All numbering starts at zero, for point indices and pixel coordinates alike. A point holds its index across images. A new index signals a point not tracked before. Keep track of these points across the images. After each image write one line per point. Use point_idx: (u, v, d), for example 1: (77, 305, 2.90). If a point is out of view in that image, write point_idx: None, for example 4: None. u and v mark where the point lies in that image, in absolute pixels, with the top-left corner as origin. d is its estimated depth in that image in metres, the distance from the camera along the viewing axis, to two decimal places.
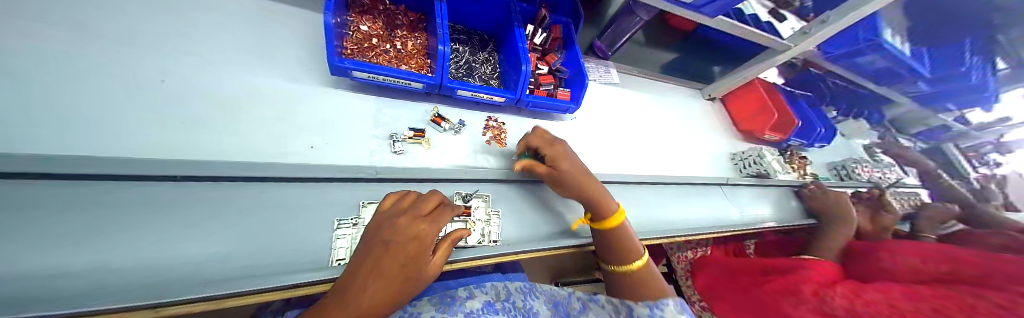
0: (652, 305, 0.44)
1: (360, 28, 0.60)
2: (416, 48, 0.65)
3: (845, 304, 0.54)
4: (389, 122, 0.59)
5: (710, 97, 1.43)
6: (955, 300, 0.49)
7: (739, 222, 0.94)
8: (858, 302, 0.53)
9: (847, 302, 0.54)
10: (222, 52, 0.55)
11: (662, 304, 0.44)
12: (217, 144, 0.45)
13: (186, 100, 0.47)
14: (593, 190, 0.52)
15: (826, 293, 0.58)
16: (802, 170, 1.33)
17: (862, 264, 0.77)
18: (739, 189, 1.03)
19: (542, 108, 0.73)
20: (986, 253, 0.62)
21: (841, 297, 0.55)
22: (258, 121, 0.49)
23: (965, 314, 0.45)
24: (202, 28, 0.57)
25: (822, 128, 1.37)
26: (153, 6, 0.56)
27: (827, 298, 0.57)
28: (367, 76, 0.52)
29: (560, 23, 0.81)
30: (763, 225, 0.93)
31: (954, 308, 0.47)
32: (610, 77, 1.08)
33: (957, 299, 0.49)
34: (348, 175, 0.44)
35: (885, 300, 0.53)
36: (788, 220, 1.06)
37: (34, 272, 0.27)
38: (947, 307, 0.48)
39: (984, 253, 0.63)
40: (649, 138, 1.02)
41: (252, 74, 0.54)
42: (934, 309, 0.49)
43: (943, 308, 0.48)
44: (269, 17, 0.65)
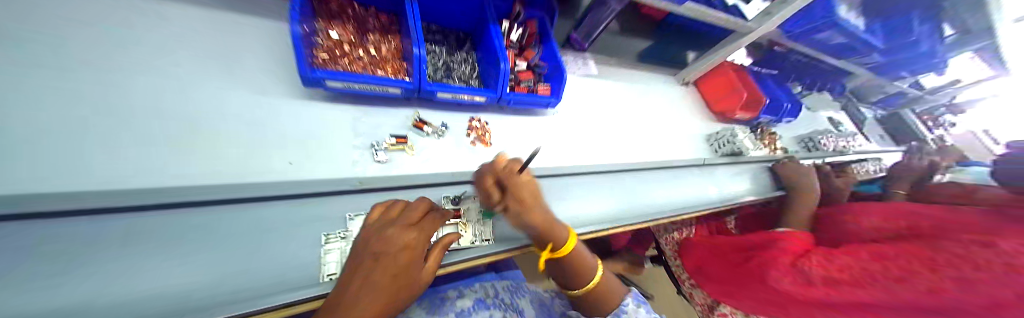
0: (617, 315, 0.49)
1: (330, 34, 0.58)
2: (391, 53, 0.64)
3: (821, 272, 0.56)
4: (370, 131, 0.58)
5: (685, 81, 1.48)
6: (917, 254, 0.49)
7: (716, 199, 0.99)
8: (830, 267, 0.56)
9: (822, 270, 0.56)
10: (183, 68, 0.52)
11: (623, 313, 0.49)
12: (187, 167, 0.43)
13: (145, 122, 0.44)
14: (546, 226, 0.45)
15: (801, 263, 0.59)
16: (773, 146, 1.41)
17: (828, 229, 0.84)
18: (715, 168, 1.08)
19: (524, 104, 0.73)
20: (948, 208, 0.64)
21: (816, 265, 0.57)
22: (229, 139, 0.47)
23: (931, 268, 0.46)
24: (157, 44, 0.53)
25: (788, 104, 1.45)
26: (94, 21, 0.51)
27: (803, 266, 0.58)
28: (343, 85, 0.51)
29: (534, 18, 0.81)
30: (740, 200, 0.99)
31: (916, 261, 0.49)
32: (588, 69, 1.10)
33: (917, 253, 0.49)
34: (332, 188, 0.44)
35: (855, 262, 0.54)
36: (763, 194, 1.12)
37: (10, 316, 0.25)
38: (908, 259, 0.50)
39: (944, 208, 0.65)
40: (629, 126, 1.06)
41: (219, 91, 0.52)
42: (901, 267, 0.49)
43: (908, 263, 0.49)
44: (231, 28, 0.61)
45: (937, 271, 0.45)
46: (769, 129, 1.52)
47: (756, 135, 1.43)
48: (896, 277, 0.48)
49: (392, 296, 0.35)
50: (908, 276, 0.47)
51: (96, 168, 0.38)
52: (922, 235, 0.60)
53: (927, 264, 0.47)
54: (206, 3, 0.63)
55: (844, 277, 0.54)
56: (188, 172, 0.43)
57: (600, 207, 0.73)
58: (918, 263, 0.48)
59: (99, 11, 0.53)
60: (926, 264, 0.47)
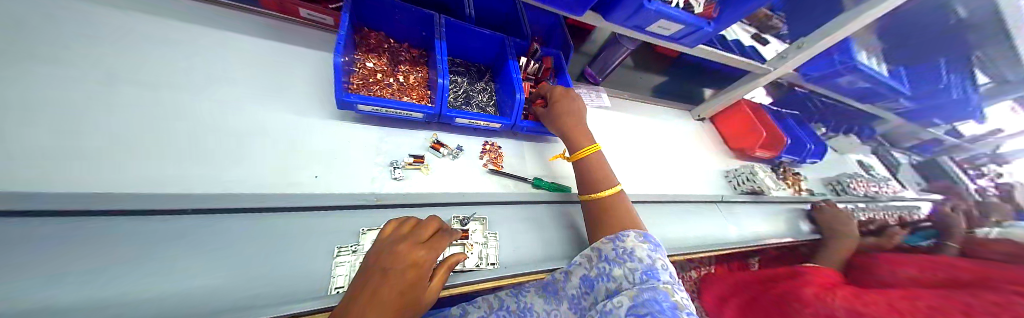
0: (614, 238, 0.46)
1: (366, 64, 0.65)
2: (418, 81, 0.70)
3: (846, 304, 0.54)
4: (390, 150, 0.61)
5: (699, 117, 1.48)
6: (953, 300, 0.50)
7: (739, 240, 0.93)
8: (858, 303, 0.53)
9: (849, 304, 0.54)
10: (233, 88, 0.59)
11: (622, 235, 0.46)
12: (225, 177, 0.47)
13: (197, 134, 0.50)
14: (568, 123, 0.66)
15: (828, 297, 0.57)
16: (797, 186, 1.35)
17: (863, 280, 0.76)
18: (734, 207, 1.04)
19: (536, 132, 0.77)
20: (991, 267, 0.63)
21: (841, 299, 0.55)
22: (266, 153, 0.52)
23: (965, 314, 0.46)
24: (220, 66, 0.61)
25: (812, 144, 1.40)
26: (171, 49, 0.60)
27: (829, 301, 0.56)
28: (371, 109, 0.56)
29: (550, 55, 0.86)
30: (764, 242, 0.93)
31: (953, 305, 0.48)
32: (601, 101, 1.13)
33: (953, 299, 0.50)
34: (351, 202, 0.46)
35: (886, 302, 0.53)
36: (794, 237, 1.04)
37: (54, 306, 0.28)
38: (948, 305, 0.49)
39: (981, 265, 0.64)
40: (642, 157, 1.05)
41: (262, 109, 0.58)
42: (932, 308, 0.49)
43: (941, 305, 0.49)
44: (280, 55, 0.70)
45: (972, 315, 0.45)
46: (792, 169, 1.46)
47: (778, 174, 1.37)
48: (925, 316, 0.47)
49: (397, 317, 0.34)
50: (939, 316, 0.46)
51: (148, 174, 0.44)
52: (968, 286, 0.57)
53: (961, 308, 0.47)
54: (264, 35, 0.72)
55: (873, 310, 0.50)
56: (224, 180, 0.47)
57: None
58: (957, 309, 0.47)
59: (177, 41, 0.62)
60: (961, 309, 0.47)
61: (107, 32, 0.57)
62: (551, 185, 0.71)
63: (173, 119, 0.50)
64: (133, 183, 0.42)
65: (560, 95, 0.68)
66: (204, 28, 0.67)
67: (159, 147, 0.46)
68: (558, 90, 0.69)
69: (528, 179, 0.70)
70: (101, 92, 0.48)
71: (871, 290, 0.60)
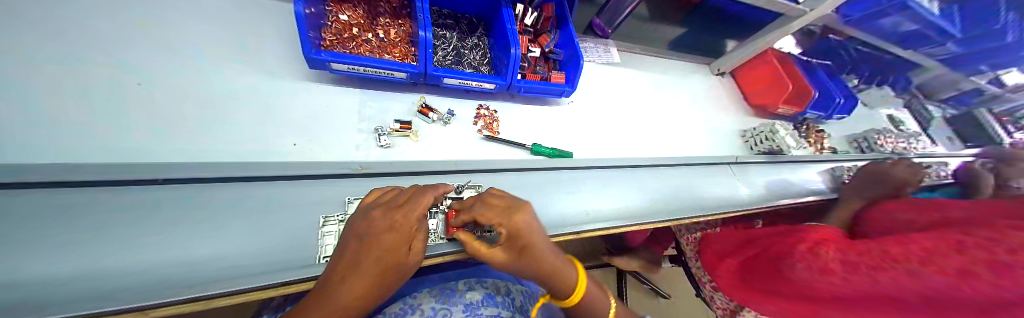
0: None
1: (340, 17, 0.58)
2: (400, 37, 0.63)
3: (838, 256, 0.51)
4: (375, 116, 0.57)
5: (720, 71, 1.34)
6: (943, 238, 0.44)
7: (749, 200, 0.89)
8: (851, 252, 0.50)
9: (842, 255, 0.51)
10: (198, 52, 0.54)
11: None
12: (199, 145, 0.45)
13: (169, 101, 0.47)
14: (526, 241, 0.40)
15: (816, 248, 0.54)
16: (818, 145, 1.26)
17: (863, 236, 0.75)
18: (746, 168, 0.97)
19: (535, 93, 0.70)
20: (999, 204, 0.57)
21: (833, 250, 0.52)
22: (240, 120, 0.49)
23: (957, 250, 0.41)
24: (184, 28, 0.56)
25: (841, 98, 1.28)
26: (122, 8, 0.54)
27: (819, 252, 0.53)
28: (347, 68, 0.50)
29: (552, 0, 0.75)
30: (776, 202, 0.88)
31: (940, 245, 0.43)
32: (609, 56, 1.02)
33: (944, 237, 0.44)
34: (335, 170, 0.44)
35: (877, 245, 0.49)
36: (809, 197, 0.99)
37: (22, 280, 0.26)
38: (935, 242, 0.44)
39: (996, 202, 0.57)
40: (652, 118, 0.98)
41: (232, 72, 0.53)
42: (926, 250, 0.43)
43: (935, 246, 0.43)
44: (247, 14, 0.63)
45: (965, 253, 0.40)
46: (816, 126, 1.35)
47: (799, 133, 1.28)
48: (921, 259, 0.42)
49: (378, 279, 0.34)
50: (936, 259, 0.41)
51: (108, 141, 0.41)
52: (958, 223, 0.55)
53: (955, 246, 0.42)
54: None
55: (865, 259, 0.48)
56: (197, 150, 0.44)
57: (625, 200, 0.66)
58: (944, 247, 0.42)
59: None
60: (950, 246, 0.42)
61: None
62: (552, 150, 0.67)
63: (132, 84, 0.47)
64: (99, 150, 0.40)
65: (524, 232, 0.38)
66: None
67: (122, 114, 0.44)
68: (518, 217, 0.39)
69: (526, 145, 0.65)
70: (57, 59, 0.44)
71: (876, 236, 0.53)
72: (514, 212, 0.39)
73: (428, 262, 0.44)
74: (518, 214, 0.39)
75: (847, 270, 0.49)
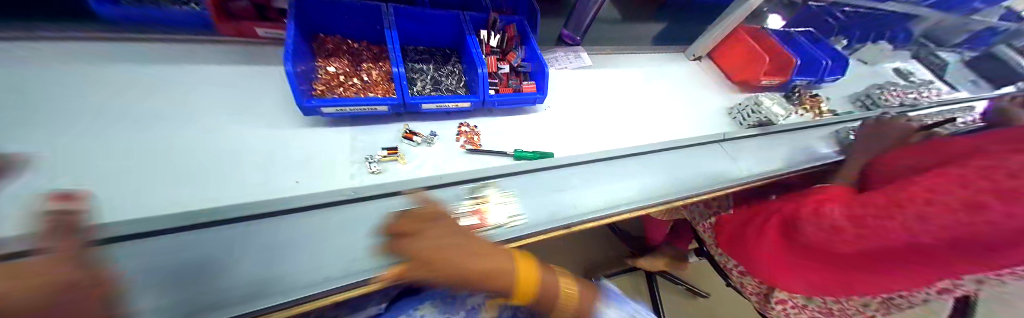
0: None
1: (328, 69, 0.66)
2: (381, 76, 0.71)
3: (844, 210, 0.53)
4: (365, 147, 0.64)
5: (696, 57, 1.36)
6: (944, 175, 0.46)
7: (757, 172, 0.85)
8: (855, 205, 0.52)
9: (848, 208, 0.53)
10: (210, 116, 0.62)
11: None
12: (213, 194, 0.51)
13: (188, 162, 0.54)
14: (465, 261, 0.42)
15: (821, 207, 0.56)
16: (817, 109, 1.24)
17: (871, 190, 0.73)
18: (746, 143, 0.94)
19: (510, 104, 0.75)
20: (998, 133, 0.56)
21: (838, 205, 0.54)
22: (248, 168, 0.55)
23: (959, 185, 0.43)
24: (197, 99, 0.65)
25: (828, 60, 1.28)
26: (145, 91, 0.64)
27: (824, 208, 0.55)
28: (336, 110, 0.57)
29: (513, 22, 0.84)
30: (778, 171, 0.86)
31: (945, 181, 0.45)
32: (581, 60, 1.09)
33: (943, 175, 0.46)
34: (331, 197, 0.47)
35: (882, 195, 0.50)
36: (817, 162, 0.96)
37: None
38: (936, 181, 0.46)
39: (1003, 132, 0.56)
40: (634, 110, 1.01)
41: (242, 129, 0.61)
42: (929, 190, 0.45)
43: (937, 185, 0.45)
44: (250, 78, 0.72)
45: (969, 185, 0.42)
46: (810, 91, 1.33)
47: (793, 100, 1.26)
48: (926, 199, 0.44)
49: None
50: (942, 196, 0.43)
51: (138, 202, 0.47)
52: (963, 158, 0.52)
53: (957, 181, 0.44)
54: (232, 62, 0.75)
55: (868, 209, 0.50)
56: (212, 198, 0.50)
57: (614, 189, 0.66)
58: (947, 183, 0.44)
59: (150, 82, 0.65)
60: (955, 181, 0.44)
61: (85, 86, 0.60)
62: (534, 153, 0.71)
63: (159, 151, 0.54)
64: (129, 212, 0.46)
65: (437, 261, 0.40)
66: (175, 66, 0.69)
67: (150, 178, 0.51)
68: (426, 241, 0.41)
69: (509, 152, 0.70)
70: (94, 141, 0.52)
71: (882, 187, 0.55)
72: (422, 234, 0.41)
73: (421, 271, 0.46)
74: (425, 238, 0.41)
75: (853, 222, 0.51)
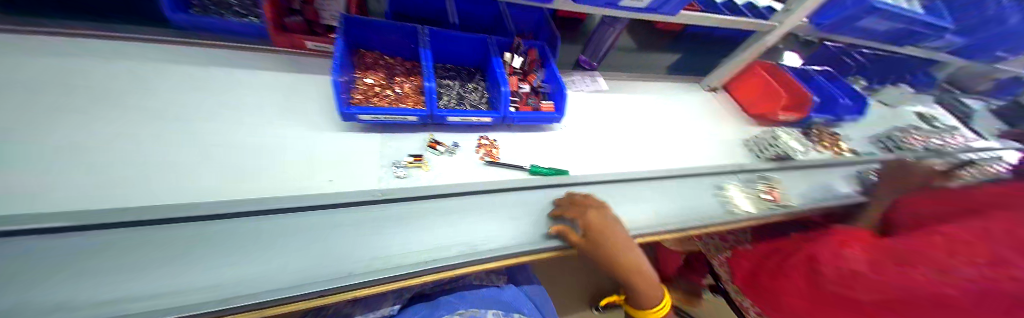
0: None
1: (365, 80, 0.72)
2: (412, 89, 0.76)
3: (866, 256, 0.55)
4: (392, 153, 0.68)
5: (710, 87, 1.39)
6: (966, 227, 0.47)
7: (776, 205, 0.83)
8: (878, 250, 0.55)
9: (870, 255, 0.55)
10: (258, 116, 0.68)
11: None
12: (255, 187, 0.55)
13: (234, 157, 0.59)
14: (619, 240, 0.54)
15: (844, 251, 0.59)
16: (835, 147, 1.22)
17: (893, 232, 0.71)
18: (763, 176, 0.92)
19: (528, 121, 0.79)
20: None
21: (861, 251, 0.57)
22: (287, 165, 0.60)
23: (981, 238, 0.45)
24: (246, 99, 0.71)
25: (844, 99, 1.28)
26: (202, 89, 0.71)
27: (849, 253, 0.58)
28: (371, 117, 0.62)
29: (536, 46, 0.90)
30: (796, 206, 0.85)
31: (969, 231, 0.46)
32: (598, 85, 1.13)
33: (965, 226, 0.48)
34: (359, 196, 0.51)
35: (904, 243, 0.53)
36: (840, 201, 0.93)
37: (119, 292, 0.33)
38: (960, 232, 0.47)
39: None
40: (648, 136, 1.02)
41: (284, 129, 0.67)
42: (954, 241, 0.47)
43: (962, 236, 0.46)
44: (296, 83, 0.79)
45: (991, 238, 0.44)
46: (827, 130, 1.33)
47: (810, 137, 1.26)
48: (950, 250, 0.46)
49: None
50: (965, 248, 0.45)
51: (190, 189, 0.52)
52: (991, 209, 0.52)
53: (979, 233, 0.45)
54: (280, 68, 0.82)
55: (892, 255, 0.52)
56: (253, 190, 0.55)
57: (625, 212, 0.68)
58: (969, 232, 0.46)
59: (208, 81, 0.73)
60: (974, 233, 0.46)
61: (155, 82, 0.68)
62: (549, 170, 0.73)
63: (212, 145, 0.60)
64: (182, 198, 0.51)
65: (607, 230, 0.54)
66: (232, 69, 0.77)
67: (201, 168, 0.56)
68: (591, 215, 0.55)
69: (525, 167, 0.72)
70: (157, 133, 0.58)
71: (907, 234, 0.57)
72: (587, 213, 0.55)
73: (437, 276, 0.47)
74: (593, 213, 0.56)
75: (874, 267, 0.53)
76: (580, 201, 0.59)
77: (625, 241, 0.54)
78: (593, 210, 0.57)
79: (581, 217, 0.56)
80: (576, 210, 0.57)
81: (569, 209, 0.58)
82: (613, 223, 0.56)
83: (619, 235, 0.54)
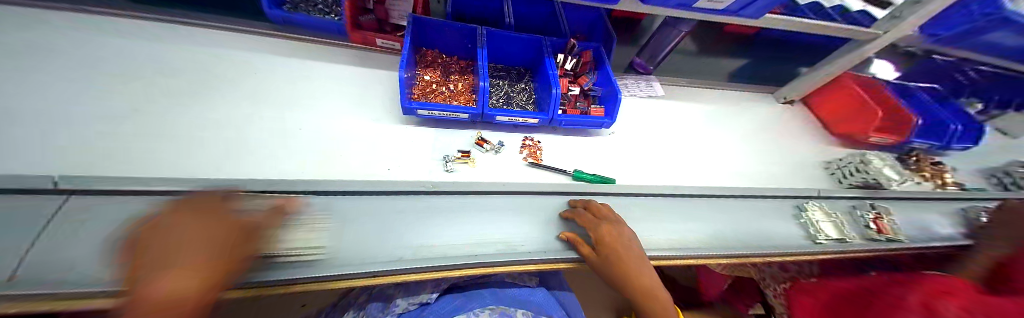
0: None
1: (424, 77, 0.77)
2: (465, 87, 0.79)
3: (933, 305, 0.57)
4: (443, 147, 0.71)
5: (788, 99, 1.23)
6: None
7: (862, 241, 0.71)
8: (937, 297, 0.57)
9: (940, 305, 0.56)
10: (330, 105, 0.76)
11: None
12: (327, 169, 0.62)
13: (311, 141, 0.67)
14: (632, 257, 0.50)
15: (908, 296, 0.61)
16: (942, 180, 1.01)
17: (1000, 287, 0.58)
18: (846, 206, 0.79)
19: (575, 125, 0.77)
20: None
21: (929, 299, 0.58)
22: (353, 151, 0.66)
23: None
24: (321, 89, 0.80)
25: (959, 125, 1.05)
26: (288, 78, 0.80)
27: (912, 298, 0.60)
28: (428, 113, 0.66)
29: (589, 48, 0.87)
30: (893, 246, 0.71)
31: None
32: (652, 90, 1.06)
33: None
34: (415, 187, 0.54)
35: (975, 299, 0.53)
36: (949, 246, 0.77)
37: None
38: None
39: None
40: (704, 148, 0.94)
41: (352, 118, 0.74)
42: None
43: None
44: (362, 76, 0.87)
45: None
46: (933, 158, 1.10)
47: (910, 165, 1.05)
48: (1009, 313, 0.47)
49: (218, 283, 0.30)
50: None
51: (276, 166, 0.60)
52: None
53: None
54: (349, 61, 0.91)
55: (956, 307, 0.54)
56: (326, 171, 0.62)
57: (676, 228, 0.63)
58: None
59: (292, 71, 0.83)
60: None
61: (253, 70, 0.79)
62: (594, 177, 0.71)
63: (294, 129, 0.68)
64: (270, 173, 0.59)
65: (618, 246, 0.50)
66: (312, 61, 0.87)
67: (285, 148, 0.64)
68: (604, 227, 0.51)
69: (569, 172, 0.71)
70: (253, 115, 0.68)
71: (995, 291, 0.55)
72: (598, 225, 0.52)
73: (477, 271, 0.49)
74: (606, 226, 0.52)
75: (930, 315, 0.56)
76: (593, 211, 0.56)
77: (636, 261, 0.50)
78: (606, 222, 0.53)
79: (593, 229, 0.52)
80: (587, 220, 0.53)
81: (580, 218, 0.55)
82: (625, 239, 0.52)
83: (631, 252, 0.50)
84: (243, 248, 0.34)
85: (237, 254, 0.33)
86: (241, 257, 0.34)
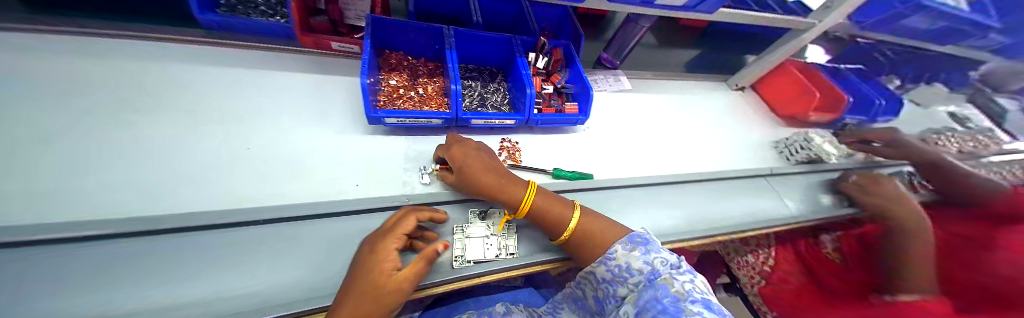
0: None
1: (390, 82, 0.72)
2: (435, 91, 0.76)
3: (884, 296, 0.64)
4: (416, 156, 0.68)
5: (738, 86, 1.33)
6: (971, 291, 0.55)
7: (810, 213, 0.78)
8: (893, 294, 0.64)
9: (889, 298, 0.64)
10: (285, 118, 0.69)
11: None
12: (288, 190, 0.56)
13: (265, 160, 0.60)
14: (481, 166, 0.51)
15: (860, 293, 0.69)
16: None
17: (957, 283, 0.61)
18: (795, 181, 0.87)
19: (551, 124, 0.77)
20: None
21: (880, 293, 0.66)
22: (317, 168, 0.61)
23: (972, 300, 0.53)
24: (272, 100, 0.72)
25: (881, 100, 1.19)
26: (229, 90, 0.71)
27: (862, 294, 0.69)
28: (397, 121, 0.62)
29: (560, 46, 0.87)
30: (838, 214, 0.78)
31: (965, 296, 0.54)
32: (620, 84, 1.10)
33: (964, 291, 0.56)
34: (388, 203, 0.51)
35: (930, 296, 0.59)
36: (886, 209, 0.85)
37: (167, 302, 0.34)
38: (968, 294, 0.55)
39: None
40: (671, 138, 0.99)
41: (313, 132, 0.68)
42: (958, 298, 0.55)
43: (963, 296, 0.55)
44: (321, 84, 0.80)
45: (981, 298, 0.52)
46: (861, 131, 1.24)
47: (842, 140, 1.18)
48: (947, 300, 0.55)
49: (369, 304, 0.35)
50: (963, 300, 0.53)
51: (223, 192, 0.53)
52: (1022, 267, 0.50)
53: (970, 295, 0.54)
54: (302, 69, 0.82)
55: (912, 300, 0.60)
56: (286, 193, 0.56)
57: (653, 217, 0.65)
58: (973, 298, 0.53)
59: (233, 83, 0.73)
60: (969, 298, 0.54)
61: (185, 85, 0.69)
62: (573, 174, 0.72)
63: (243, 148, 0.61)
64: (217, 202, 0.52)
65: (461, 157, 0.52)
66: (258, 69, 0.78)
67: (235, 170, 0.57)
68: (454, 146, 0.54)
69: (548, 171, 0.71)
70: (191, 135, 0.60)
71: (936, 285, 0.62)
72: (450, 146, 0.55)
73: (458, 285, 0.46)
74: (456, 145, 0.55)
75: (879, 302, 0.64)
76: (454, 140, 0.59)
77: (484, 164, 0.51)
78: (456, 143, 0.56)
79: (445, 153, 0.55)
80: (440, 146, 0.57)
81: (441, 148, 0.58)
82: (475, 153, 0.54)
83: (478, 159, 0.52)
84: (391, 265, 0.37)
85: (385, 272, 0.36)
86: (390, 274, 0.37)
